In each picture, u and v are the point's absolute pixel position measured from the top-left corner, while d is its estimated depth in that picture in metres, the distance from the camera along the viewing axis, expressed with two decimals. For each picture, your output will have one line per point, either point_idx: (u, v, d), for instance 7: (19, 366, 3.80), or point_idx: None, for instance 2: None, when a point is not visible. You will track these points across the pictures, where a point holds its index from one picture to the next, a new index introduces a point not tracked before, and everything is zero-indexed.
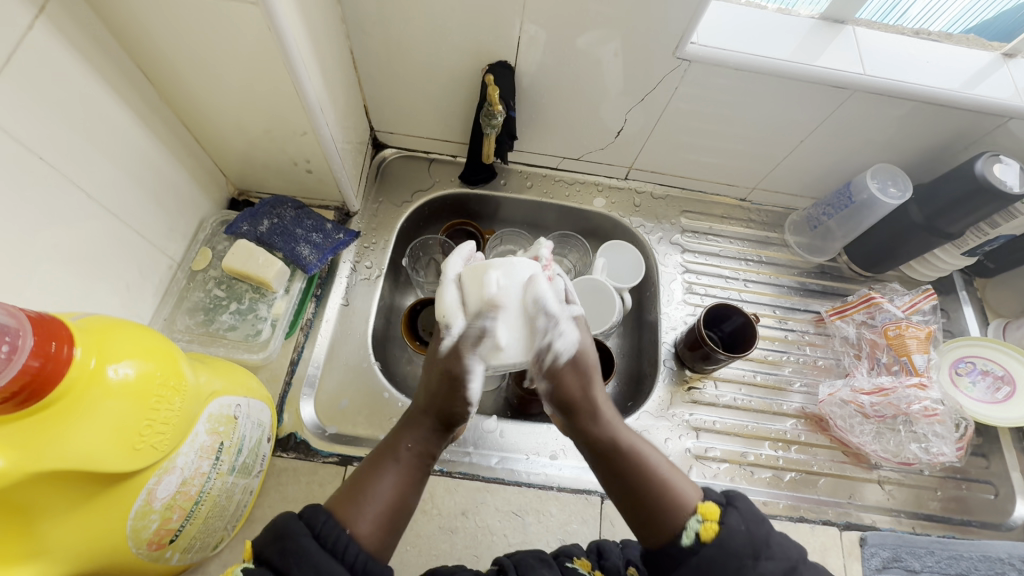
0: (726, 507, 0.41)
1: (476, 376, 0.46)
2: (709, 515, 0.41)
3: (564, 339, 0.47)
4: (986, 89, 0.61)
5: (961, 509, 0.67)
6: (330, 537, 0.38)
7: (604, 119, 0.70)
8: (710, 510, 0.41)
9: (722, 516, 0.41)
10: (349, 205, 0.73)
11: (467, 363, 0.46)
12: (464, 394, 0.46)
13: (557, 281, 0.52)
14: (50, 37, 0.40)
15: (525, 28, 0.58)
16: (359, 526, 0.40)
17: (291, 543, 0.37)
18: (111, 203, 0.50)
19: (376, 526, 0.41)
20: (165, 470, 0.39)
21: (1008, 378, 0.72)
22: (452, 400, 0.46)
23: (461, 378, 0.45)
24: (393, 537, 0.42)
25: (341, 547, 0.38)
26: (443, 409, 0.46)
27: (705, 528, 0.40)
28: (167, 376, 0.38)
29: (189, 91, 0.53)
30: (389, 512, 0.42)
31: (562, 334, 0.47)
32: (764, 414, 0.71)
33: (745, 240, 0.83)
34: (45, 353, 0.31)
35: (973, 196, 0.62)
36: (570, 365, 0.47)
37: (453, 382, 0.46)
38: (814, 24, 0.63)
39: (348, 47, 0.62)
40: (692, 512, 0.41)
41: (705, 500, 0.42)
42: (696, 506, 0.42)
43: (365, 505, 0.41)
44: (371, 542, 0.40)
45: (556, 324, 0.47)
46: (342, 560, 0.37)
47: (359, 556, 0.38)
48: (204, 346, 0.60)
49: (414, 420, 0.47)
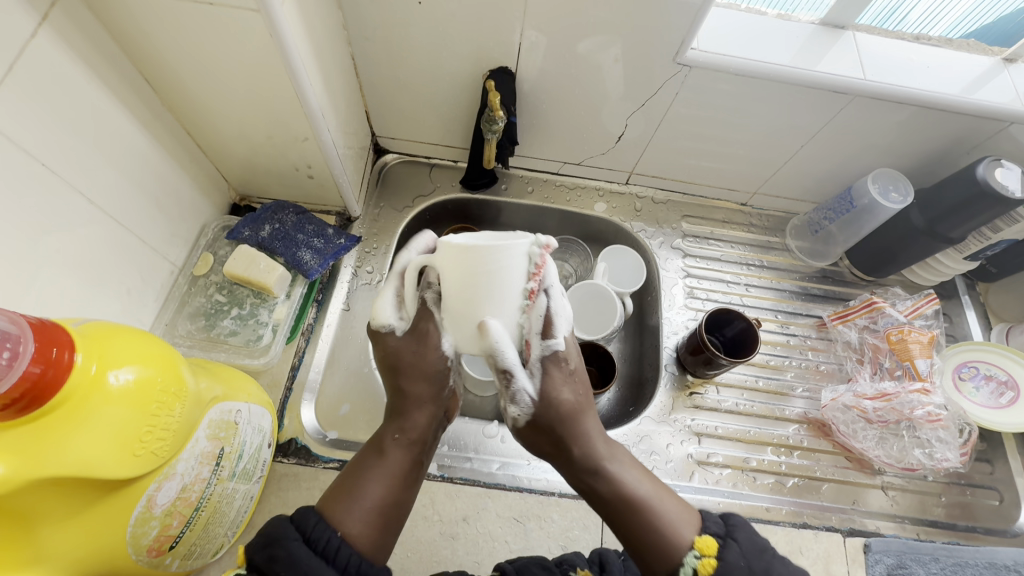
0: (724, 540, 0.42)
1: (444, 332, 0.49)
2: (706, 550, 0.41)
3: (522, 398, 0.47)
4: (987, 94, 0.61)
5: (966, 515, 0.67)
6: (320, 540, 0.38)
7: (605, 124, 0.70)
8: (708, 545, 0.42)
9: (720, 550, 0.41)
10: (350, 210, 0.73)
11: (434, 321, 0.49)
12: (435, 343, 0.49)
13: (541, 302, 0.45)
14: (53, 44, 0.40)
15: (525, 34, 0.58)
16: (349, 526, 0.40)
17: (280, 548, 0.37)
18: (113, 209, 0.50)
19: (367, 526, 0.41)
20: (165, 476, 0.39)
21: (1012, 384, 0.71)
22: (426, 359, 0.48)
23: (428, 331, 0.48)
24: (387, 536, 0.42)
25: (332, 550, 0.38)
26: (422, 374, 0.48)
27: (703, 564, 0.41)
28: (168, 382, 0.38)
29: (191, 98, 0.53)
30: (381, 510, 0.42)
31: (519, 394, 0.46)
32: (766, 419, 0.70)
33: (746, 245, 0.83)
34: (46, 359, 0.31)
35: (975, 200, 0.62)
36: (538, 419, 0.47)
37: (421, 335, 0.49)
38: (814, 30, 0.63)
39: (350, 54, 0.62)
40: (689, 548, 0.41)
41: (701, 534, 0.42)
42: (692, 541, 0.42)
43: (355, 504, 0.41)
44: (362, 541, 0.40)
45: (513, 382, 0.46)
46: (332, 563, 0.37)
47: (350, 558, 0.38)
48: (205, 351, 0.60)
49: (399, 411, 0.48)
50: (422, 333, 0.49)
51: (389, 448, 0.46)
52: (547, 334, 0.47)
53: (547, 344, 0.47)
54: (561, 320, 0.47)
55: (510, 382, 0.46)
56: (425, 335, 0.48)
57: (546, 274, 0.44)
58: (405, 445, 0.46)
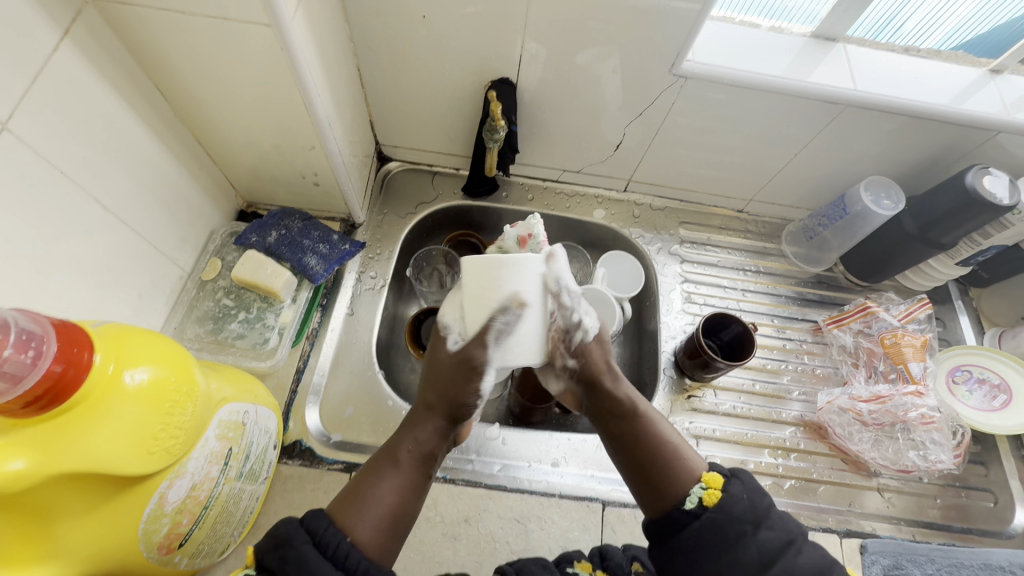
0: (729, 477, 0.42)
1: (493, 366, 0.47)
2: (713, 483, 0.42)
3: (589, 316, 0.49)
4: (974, 104, 0.63)
5: (961, 517, 0.68)
6: (330, 544, 0.39)
7: (604, 133, 0.72)
8: (715, 479, 0.42)
9: (726, 485, 0.42)
10: (355, 217, 0.75)
11: (488, 353, 0.46)
12: (477, 385, 0.48)
13: (561, 256, 0.51)
14: (73, 57, 0.42)
15: (527, 46, 0.60)
16: (360, 532, 0.40)
17: (290, 548, 0.37)
18: (126, 216, 0.52)
19: (377, 533, 0.41)
20: (177, 474, 0.40)
21: (1005, 387, 0.73)
22: (462, 389, 0.48)
23: (478, 368, 0.47)
24: (395, 541, 0.43)
25: (343, 554, 0.38)
26: (455, 399, 0.48)
27: (708, 494, 0.42)
28: (181, 381, 0.39)
29: (202, 108, 0.55)
30: (392, 517, 0.43)
31: (586, 312, 0.49)
32: (763, 422, 0.72)
33: (742, 251, 0.84)
34: (67, 359, 0.32)
35: (964, 207, 0.63)
36: (596, 341, 0.50)
37: (470, 371, 0.47)
38: (806, 42, 0.65)
39: (356, 65, 0.64)
40: (696, 481, 0.43)
41: (708, 470, 0.43)
42: (699, 475, 0.43)
43: (366, 511, 0.42)
44: (373, 547, 0.40)
45: (579, 303, 0.48)
46: (342, 565, 0.38)
47: (359, 561, 0.39)
48: (213, 354, 0.61)
49: (421, 418, 0.48)
50: (469, 363, 0.46)
51: (401, 457, 0.46)
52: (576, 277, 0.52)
53: (580, 284, 0.52)
54: (573, 273, 0.54)
55: (580, 301, 0.49)
56: (474, 364, 0.46)
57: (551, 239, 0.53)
58: (419, 454, 0.46)
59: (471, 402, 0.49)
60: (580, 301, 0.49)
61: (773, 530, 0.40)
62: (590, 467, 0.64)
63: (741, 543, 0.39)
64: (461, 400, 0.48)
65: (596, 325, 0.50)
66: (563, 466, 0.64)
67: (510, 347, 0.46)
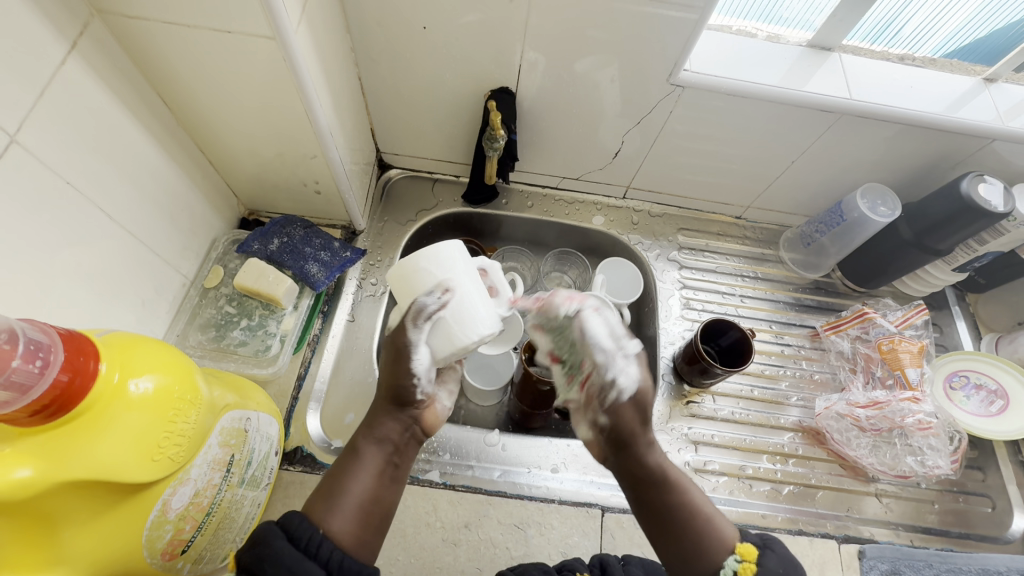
0: (764, 549, 0.42)
1: (422, 348, 0.47)
2: (747, 555, 0.42)
3: (626, 375, 0.46)
4: (969, 112, 0.63)
5: (959, 522, 0.68)
6: (303, 537, 0.39)
7: (602, 141, 0.73)
8: (749, 551, 0.42)
9: (760, 558, 0.41)
10: (355, 224, 0.75)
11: (411, 336, 0.46)
12: (408, 366, 0.47)
13: (606, 313, 0.49)
14: (80, 69, 0.43)
15: (526, 55, 0.61)
16: (333, 524, 0.41)
17: (265, 547, 0.37)
18: (130, 225, 0.52)
19: (349, 523, 0.42)
20: (180, 481, 0.41)
21: (1002, 392, 0.73)
22: (396, 375, 0.48)
23: (404, 351, 0.47)
24: (369, 532, 0.43)
25: (315, 545, 0.39)
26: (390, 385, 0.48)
27: (744, 568, 0.41)
28: (185, 390, 0.39)
29: (205, 118, 0.56)
30: (362, 506, 0.43)
31: (622, 369, 0.46)
32: (762, 427, 0.72)
33: (741, 257, 0.85)
34: (74, 368, 0.33)
35: (958, 214, 0.64)
36: (632, 401, 0.47)
37: (398, 352, 0.47)
38: (802, 51, 0.66)
39: (357, 74, 0.65)
40: (730, 552, 0.42)
41: (742, 541, 0.43)
42: (733, 546, 0.43)
43: (340, 504, 0.42)
44: (345, 538, 0.41)
45: (613, 361, 0.47)
46: (315, 557, 0.38)
47: (332, 553, 0.39)
48: (215, 361, 0.62)
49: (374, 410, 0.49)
50: (397, 345, 0.47)
51: (364, 447, 0.47)
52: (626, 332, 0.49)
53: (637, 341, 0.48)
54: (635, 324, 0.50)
55: (613, 357, 0.47)
56: (399, 347, 0.47)
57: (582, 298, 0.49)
58: (376, 442, 0.47)
59: (406, 384, 0.48)
60: (613, 355, 0.47)
61: None
62: (590, 473, 0.65)
63: None
64: (400, 385, 0.48)
65: (633, 388, 0.46)
66: (563, 472, 0.65)
67: (434, 335, 0.46)
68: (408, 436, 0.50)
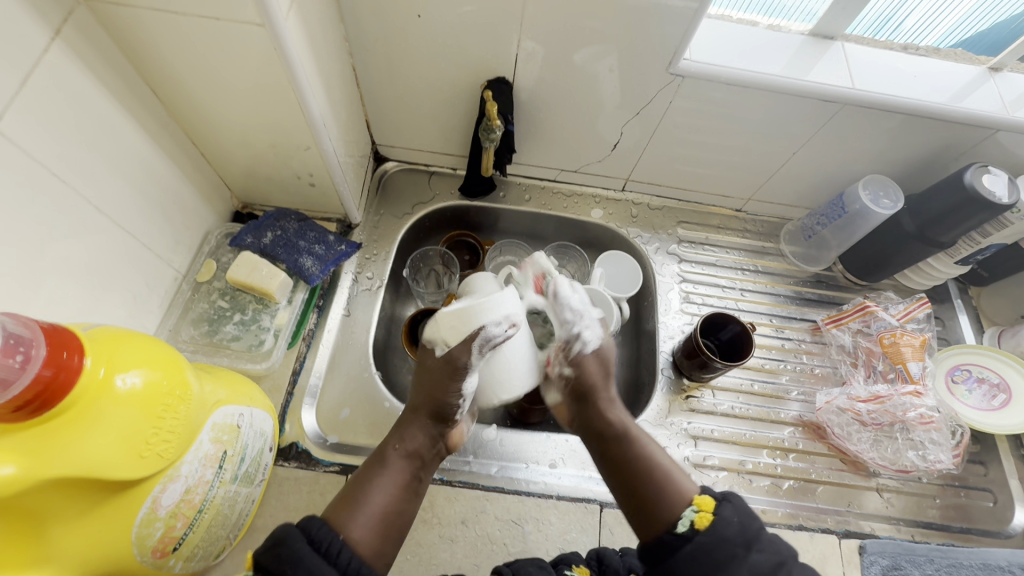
0: (721, 500, 0.42)
1: (476, 373, 0.49)
2: (703, 506, 0.42)
3: (590, 333, 0.53)
4: (974, 102, 0.62)
5: (961, 517, 0.68)
6: (323, 541, 0.39)
7: (601, 132, 0.72)
8: (705, 502, 0.42)
9: (716, 508, 0.42)
10: (351, 218, 0.74)
11: (471, 360, 0.48)
12: (459, 385, 0.49)
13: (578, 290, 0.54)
14: (64, 57, 0.42)
15: (523, 44, 0.60)
16: (354, 532, 0.42)
17: (285, 547, 0.38)
18: (120, 218, 0.51)
19: (370, 532, 0.43)
20: (170, 478, 0.40)
21: (1004, 386, 0.72)
22: (445, 389, 0.49)
23: (461, 369, 0.48)
24: (388, 542, 0.44)
25: (335, 551, 0.39)
26: (438, 400, 0.50)
27: (700, 518, 0.41)
28: (174, 385, 0.39)
29: (195, 107, 0.55)
30: (382, 517, 0.44)
31: (588, 329, 0.52)
32: (762, 422, 0.71)
33: (741, 250, 0.84)
34: (57, 362, 0.32)
35: (962, 205, 0.63)
36: (594, 356, 0.52)
37: (453, 369, 0.48)
38: (804, 40, 0.65)
39: (351, 64, 0.64)
40: (688, 503, 0.43)
41: (701, 493, 0.43)
42: (692, 498, 0.43)
43: (361, 512, 0.43)
44: (365, 548, 0.42)
45: (580, 321, 0.52)
46: (334, 563, 0.39)
47: (352, 560, 0.39)
48: (209, 356, 0.61)
49: (408, 421, 0.50)
50: (452, 365, 0.48)
51: (390, 458, 0.48)
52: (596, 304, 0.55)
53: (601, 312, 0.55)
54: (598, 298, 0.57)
55: (581, 316, 0.52)
56: (455, 367, 0.48)
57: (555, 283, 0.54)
58: (405, 455, 0.49)
59: (452, 401, 0.50)
60: (582, 316, 0.53)
61: (765, 553, 0.39)
62: (589, 468, 0.64)
63: (731, 564, 0.39)
64: (444, 401, 0.50)
65: (594, 343, 0.53)
66: (561, 468, 0.64)
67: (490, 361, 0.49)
68: (434, 453, 0.51)
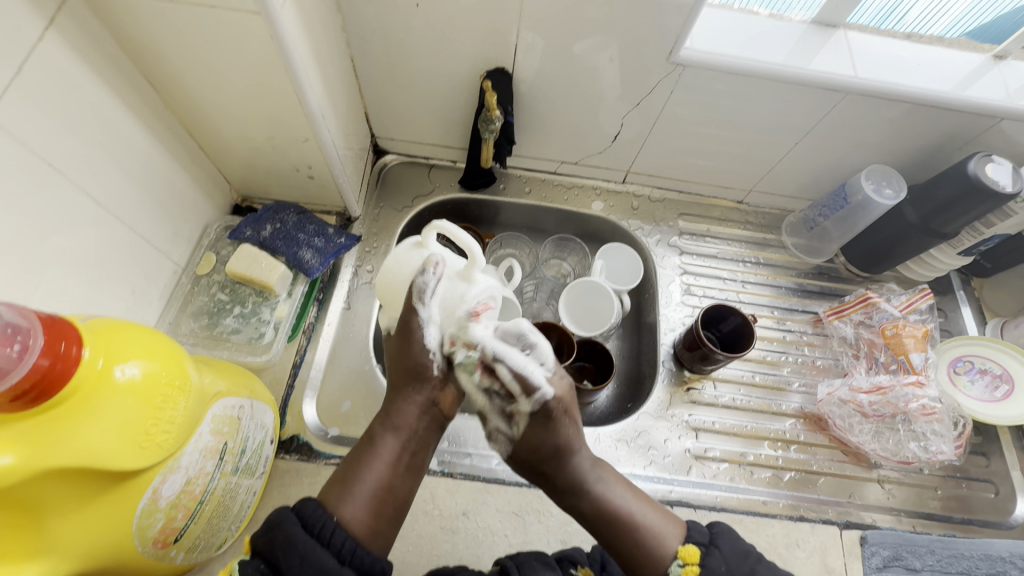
0: (707, 548, 0.47)
1: (432, 324, 0.48)
2: (689, 557, 0.47)
3: (499, 437, 0.52)
4: (978, 90, 0.62)
5: (962, 508, 0.67)
6: (317, 524, 0.40)
7: (602, 123, 0.71)
8: (691, 553, 0.47)
9: (702, 558, 0.46)
10: (350, 210, 0.74)
11: (421, 315, 0.48)
12: (421, 340, 0.48)
13: (500, 371, 0.47)
14: (60, 47, 0.42)
15: (523, 35, 0.59)
16: (346, 513, 0.42)
17: (279, 532, 0.39)
18: (118, 210, 0.51)
19: (363, 513, 0.43)
20: (171, 469, 0.40)
21: (1007, 377, 0.72)
22: (413, 352, 0.48)
23: (416, 329, 0.48)
24: (385, 522, 0.44)
25: (328, 533, 0.40)
26: (408, 362, 0.49)
27: (687, 571, 0.46)
28: (173, 375, 0.38)
29: (193, 99, 0.54)
30: (376, 496, 0.44)
31: (496, 433, 0.52)
32: (763, 414, 0.71)
33: (742, 242, 0.84)
34: (55, 353, 0.32)
35: (967, 195, 0.63)
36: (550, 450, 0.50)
37: (408, 330, 0.48)
38: (806, 29, 0.64)
39: (349, 55, 0.63)
40: (673, 557, 0.47)
41: (685, 544, 0.47)
42: (676, 551, 0.47)
43: (353, 492, 0.43)
44: (358, 527, 0.42)
45: (491, 424, 0.52)
46: (328, 545, 0.39)
47: (345, 541, 0.40)
48: (208, 348, 0.61)
49: (399, 391, 0.50)
50: (407, 326, 0.48)
51: (380, 436, 0.47)
52: (527, 390, 0.48)
53: (531, 398, 0.48)
54: (535, 374, 0.47)
55: (488, 416, 0.51)
56: (410, 328, 0.48)
57: (484, 351, 0.47)
58: (393, 431, 0.48)
59: (425, 361, 0.48)
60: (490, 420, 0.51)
61: None
62: None
63: None
64: (418, 365, 0.49)
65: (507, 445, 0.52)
66: None
67: (438, 307, 0.48)
68: (428, 421, 0.50)
